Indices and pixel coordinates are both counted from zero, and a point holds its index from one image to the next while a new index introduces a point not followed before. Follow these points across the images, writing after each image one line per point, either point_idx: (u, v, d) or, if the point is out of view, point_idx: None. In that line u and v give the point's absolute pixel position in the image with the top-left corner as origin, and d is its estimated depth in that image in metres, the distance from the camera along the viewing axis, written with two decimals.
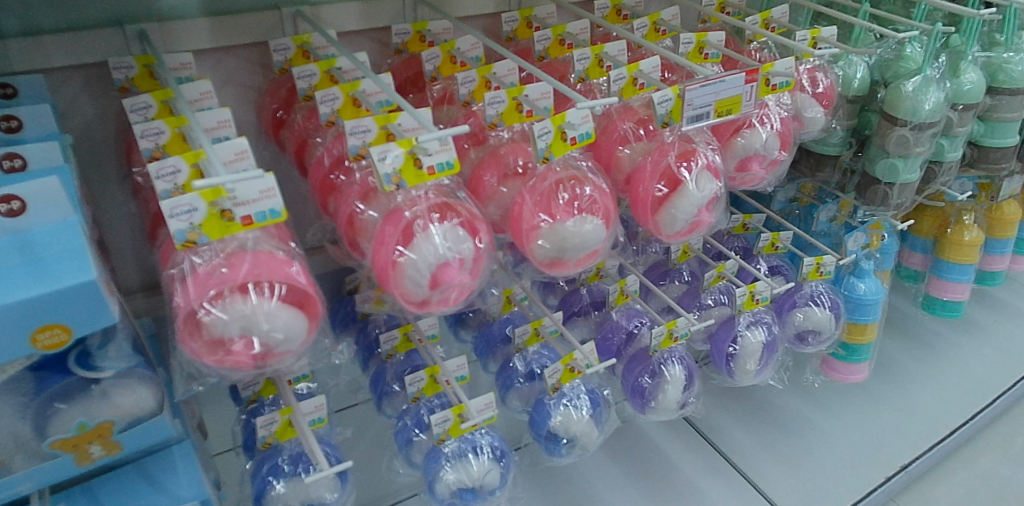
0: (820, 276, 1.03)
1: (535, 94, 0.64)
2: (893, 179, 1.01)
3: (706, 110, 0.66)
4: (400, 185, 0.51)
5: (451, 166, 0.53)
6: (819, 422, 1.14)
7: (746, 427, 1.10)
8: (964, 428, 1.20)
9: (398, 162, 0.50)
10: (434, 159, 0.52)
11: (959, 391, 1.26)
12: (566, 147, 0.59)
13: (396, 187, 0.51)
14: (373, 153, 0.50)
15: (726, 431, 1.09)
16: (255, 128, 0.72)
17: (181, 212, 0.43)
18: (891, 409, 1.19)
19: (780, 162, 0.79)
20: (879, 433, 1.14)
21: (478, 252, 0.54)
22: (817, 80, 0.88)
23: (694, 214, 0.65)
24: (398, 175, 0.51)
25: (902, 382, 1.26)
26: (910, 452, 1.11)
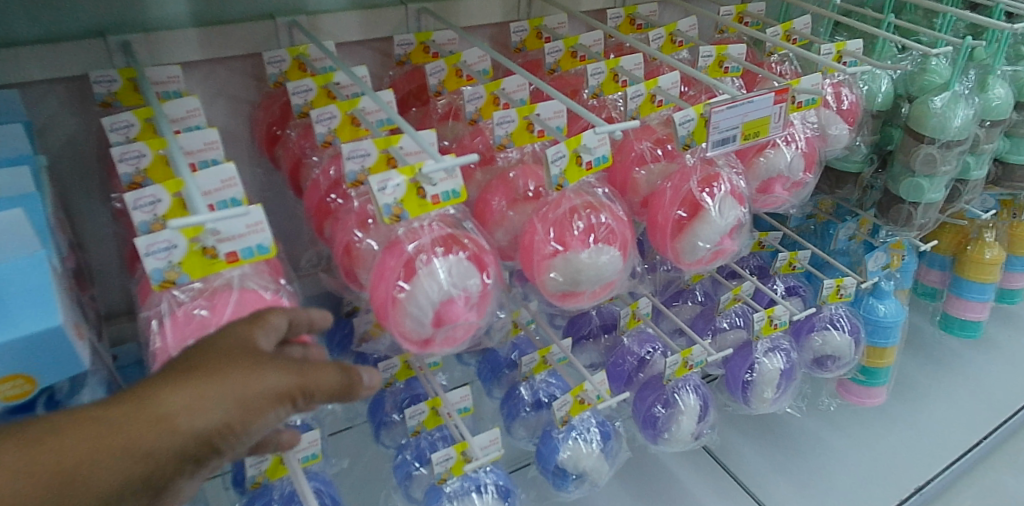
0: (840, 298, 0.99)
1: (547, 113, 0.60)
2: (918, 198, 0.96)
3: (732, 133, 0.61)
4: (402, 216, 0.47)
5: (458, 194, 0.49)
6: (830, 441, 1.10)
7: (755, 443, 1.07)
8: (978, 447, 1.16)
9: (399, 192, 0.46)
10: (439, 187, 0.48)
11: (975, 409, 1.22)
12: (582, 172, 0.55)
13: (397, 218, 0.47)
14: (372, 182, 0.46)
15: (736, 450, 1.05)
16: (247, 143, 0.69)
17: (158, 249, 0.39)
18: (906, 429, 1.15)
19: (803, 184, 0.75)
20: (893, 453, 1.09)
21: (485, 287, 0.49)
22: (842, 96, 0.84)
23: (717, 242, 0.61)
24: (400, 206, 0.47)
25: (917, 399, 1.22)
26: (926, 473, 1.07)
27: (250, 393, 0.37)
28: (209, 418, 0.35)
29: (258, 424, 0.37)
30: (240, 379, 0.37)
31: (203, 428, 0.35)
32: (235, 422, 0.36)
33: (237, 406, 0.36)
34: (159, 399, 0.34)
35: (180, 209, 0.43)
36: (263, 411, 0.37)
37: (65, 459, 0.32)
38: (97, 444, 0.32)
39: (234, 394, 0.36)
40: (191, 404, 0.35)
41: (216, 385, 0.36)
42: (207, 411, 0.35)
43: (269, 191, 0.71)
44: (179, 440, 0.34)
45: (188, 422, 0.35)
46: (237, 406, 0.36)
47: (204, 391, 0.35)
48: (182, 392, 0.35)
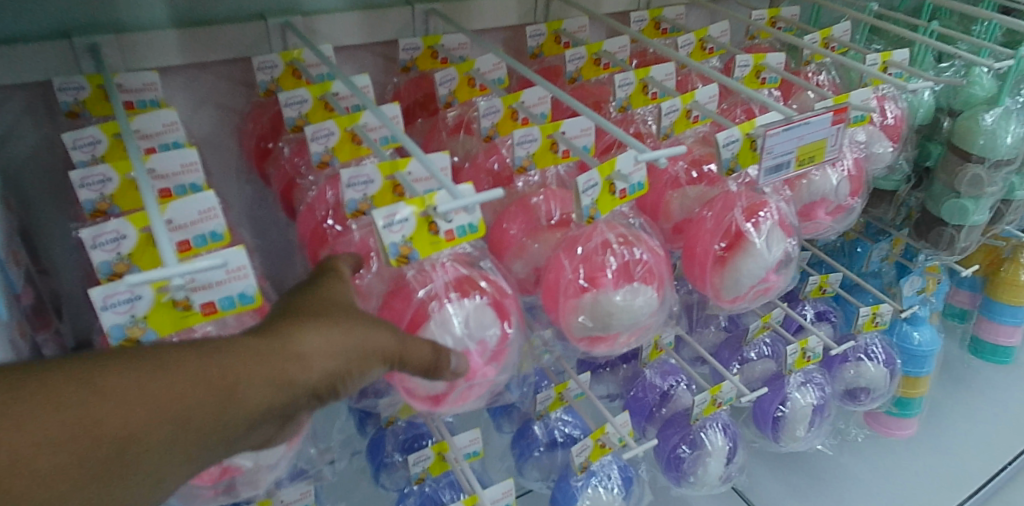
0: (875, 327, 0.92)
1: (574, 131, 0.53)
2: (962, 221, 0.89)
3: (786, 159, 0.54)
4: (411, 256, 0.40)
5: (475, 229, 0.42)
6: (851, 466, 1.01)
7: (773, 469, 0.98)
8: (1004, 471, 1.06)
9: (408, 228, 0.40)
10: (453, 221, 0.41)
11: (1002, 430, 1.13)
12: (615, 202, 0.48)
13: (405, 259, 0.40)
14: (378, 217, 0.39)
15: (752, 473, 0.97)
16: (236, 158, 0.63)
17: (118, 301, 0.32)
18: (937, 455, 1.06)
19: (847, 208, 0.68)
20: (918, 479, 1.01)
21: (506, 338, 0.44)
22: (887, 110, 0.77)
23: (762, 278, 0.54)
24: (409, 244, 0.40)
25: (940, 420, 1.13)
26: (952, 501, 0.99)
27: (373, 343, 0.38)
28: (336, 360, 0.36)
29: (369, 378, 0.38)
30: (360, 333, 0.38)
31: (330, 369, 0.36)
32: (357, 368, 0.37)
33: (360, 353, 0.37)
34: (298, 338, 0.36)
35: (150, 246, 0.37)
36: (380, 362, 0.38)
37: (219, 376, 0.33)
38: (244, 369, 0.34)
39: (361, 338, 0.37)
40: (323, 346, 0.36)
41: (343, 331, 0.37)
42: (331, 355, 0.36)
43: (261, 208, 0.66)
44: (309, 378, 0.35)
45: (318, 363, 0.36)
46: (361, 351, 0.37)
47: (332, 334, 0.37)
48: (314, 331, 0.36)
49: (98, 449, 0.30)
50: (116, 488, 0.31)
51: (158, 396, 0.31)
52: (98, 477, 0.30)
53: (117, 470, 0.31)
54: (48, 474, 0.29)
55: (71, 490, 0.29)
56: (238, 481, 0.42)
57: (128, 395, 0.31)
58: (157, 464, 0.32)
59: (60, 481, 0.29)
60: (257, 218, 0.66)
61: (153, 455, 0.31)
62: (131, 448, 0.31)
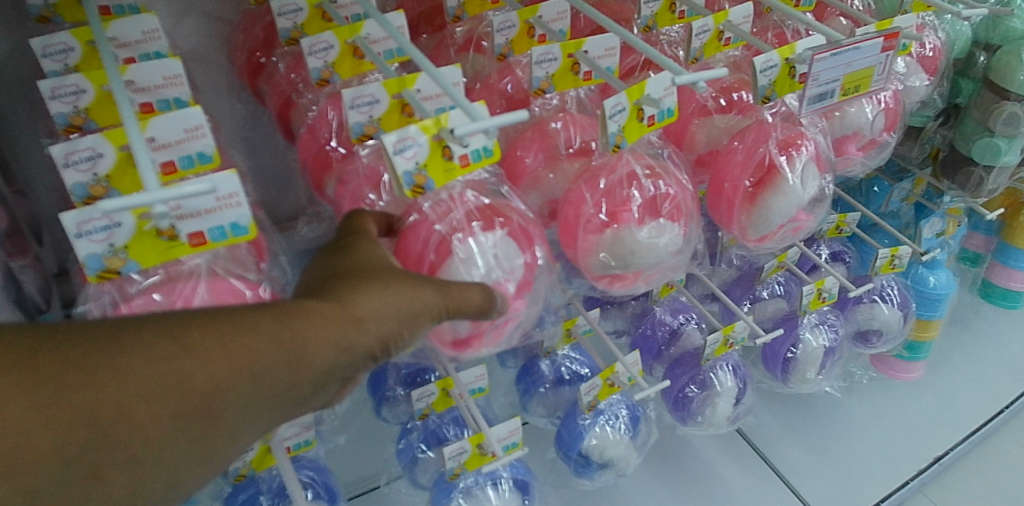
0: (893, 269, 0.89)
1: (598, 50, 0.48)
2: (992, 161, 0.84)
3: (833, 87, 0.50)
4: (426, 186, 0.37)
5: (490, 153, 0.38)
6: (854, 407, 1.00)
7: (774, 408, 0.98)
8: (1000, 414, 1.05)
9: (421, 154, 0.36)
10: (468, 145, 0.37)
11: (1003, 375, 1.12)
12: (644, 130, 0.44)
13: (421, 190, 0.36)
14: (388, 141, 0.35)
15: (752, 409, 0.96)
16: (227, 73, 0.59)
17: (94, 228, 0.29)
18: (941, 399, 1.05)
19: (881, 144, 0.64)
20: (915, 420, 1.00)
21: (532, 273, 0.40)
22: (927, 40, 0.72)
23: (792, 216, 0.51)
24: (423, 173, 0.36)
25: (942, 364, 1.11)
26: (946, 440, 0.99)
27: (430, 301, 0.35)
28: (399, 318, 0.34)
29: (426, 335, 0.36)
30: (422, 291, 0.35)
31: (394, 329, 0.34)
32: (417, 326, 0.35)
33: (419, 311, 0.35)
34: (361, 298, 0.33)
35: (129, 167, 0.34)
36: (439, 318, 0.35)
37: (291, 336, 0.31)
38: (309, 329, 0.31)
39: (426, 295, 0.35)
40: (387, 305, 0.33)
41: (399, 291, 0.34)
42: (395, 314, 0.34)
43: (255, 130, 0.62)
44: (374, 338, 0.33)
45: (380, 323, 0.33)
46: (426, 308, 0.35)
47: (391, 292, 0.34)
48: (370, 292, 0.34)
49: (187, 405, 0.28)
50: (202, 444, 0.29)
51: (232, 355, 0.29)
52: (183, 434, 0.29)
53: (206, 428, 0.29)
54: (135, 430, 0.27)
55: (157, 447, 0.28)
56: None
57: (204, 353, 0.29)
58: (241, 422, 0.30)
59: (152, 437, 0.28)
60: (252, 141, 0.62)
61: (236, 414, 0.30)
62: (217, 404, 0.29)
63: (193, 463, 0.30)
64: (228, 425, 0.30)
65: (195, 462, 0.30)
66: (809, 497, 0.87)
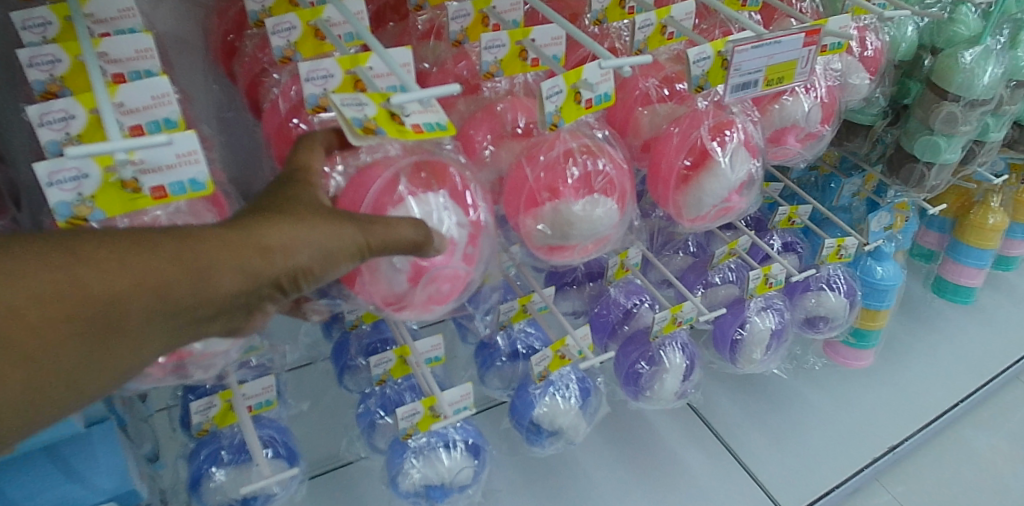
0: (839, 259, 0.94)
1: (543, 38, 0.52)
2: (933, 158, 0.87)
3: (755, 77, 0.56)
4: (376, 131, 0.39)
5: (443, 127, 0.42)
6: (808, 395, 1.04)
7: (732, 394, 1.02)
8: (953, 409, 1.09)
9: (370, 109, 0.40)
10: (417, 117, 0.41)
11: (954, 368, 1.16)
12: (580, 111, 0.49)
13: (371, 131, 0.39)
14: (337, 98, 0.39)
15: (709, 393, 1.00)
16: (202, 54, 0.62)
17: (65, 178, 0.32)
18: (893, 388, 1.09)
19: (819, 136, 0.67)
20: (867, 409, 1.04)
21: (473, 228, 0.44)
22: (868, 41, 0.76)
23: (723, 199, 0.55)
24: (373, 121, 0.40)
25: (896, 356, 1.16)
26: (902, 431, 1.02)
27: (347, 239, 0.38)
28: (309, 252, 0.37)
29: (340, 272, 0.39)
30: (333, 227, 0.38)
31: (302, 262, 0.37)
32: (331, 262, 0.38)
33: (334, 246, 0.38)
34: (268, 230, 0.37)
35: (98, 128, 0.37)
36: (354, 256, 0.39)
37: (192, 258, 0.34)
38: (218, 254, 0.35)
39: (339, 232, 0.38)
40: (293, 238, 0.37)
41: (313, 228, 0.38)
42: (304, 247, 0.37)
43: (229, 111, 0.65)
44: (278, 267, 0.37)
45: (290, 254, 0.37)
46: (339, 245, 0.38)
47: (304, 227, 0.37)
48: (284, 227, 0.37)
49: (86, 309, 0.32)
50: (98, 349, 0.33)
51: (135, 270, 0.33)
52: (83, 338, 0.32)
53: (102, 335, 0.33)
54: (30, 328, 0.31)
55: (58, 347, 0.32)
56: (191, 364, 0.43)
57: (103, 266, 0.32)
58: (140, 332, 0.34)
59: (46, 337, 0.31)
60: (227, 121, 0.65)
61: (135, 325, 0.34)
62: (112, 311, 0.33)
63: (94, 366, 0.34)
64: (124, 334, 0.33)
65: (95, 364, 0.33)
66: (763, 478, 0.91)
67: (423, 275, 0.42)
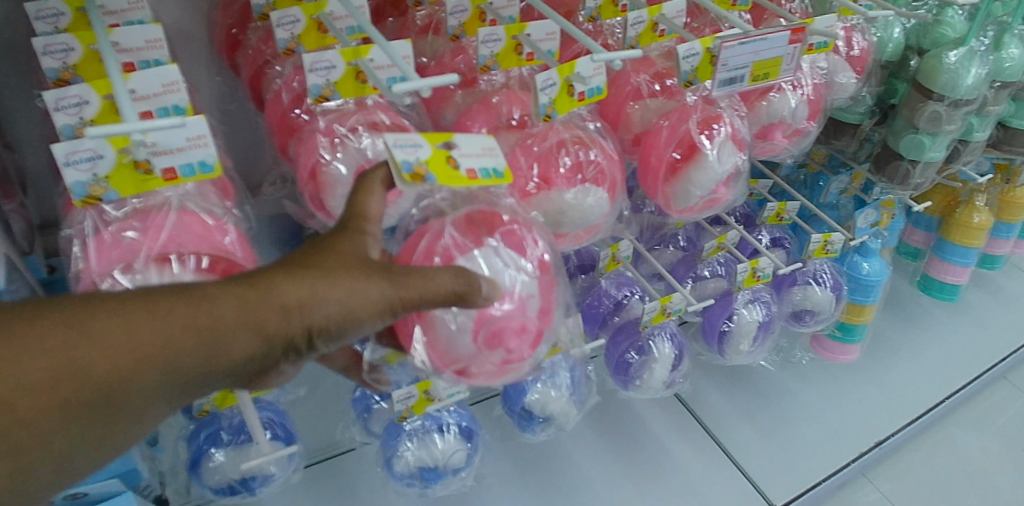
0: (826, 254, 0.96)
1: (539, 34, 0.54)
2: (918, 156, 0.88)
3: (741, 73, 0.58)
4: (426, 177, 0.40)
5: (497, 175, 0.43)
6: (796, 390, 1.06)
7: (722, 387, 1.03)
8: (939, 406, 1.11)
9: (424, 154, 0.41)
10: (472, 164, 0.42)
11: (938, 365, 1.18)
12: (573, 103, 0.50)
13: (420, 177, 0.40)
14: (393, 140, 0.40)
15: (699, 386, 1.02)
16: (206, 46, 0.64)
17: (81, 158, 0.34)
18: (880, 383, 1.11)
19: (805, 132, 0.69)
20: (853, 403, 1.07)
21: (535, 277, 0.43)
22: (854, 41, 0.78)
23: (712, 190, 0.57)
24: (425, 167, 0.40)
25: (885, 353, 1.17)
26: (887, 427, 1.04)
27: (373, 294, 0.37)
28: (335, 306, 0.37)
29: (368, 325, 0.38)
30: (356, 282, 0.37)
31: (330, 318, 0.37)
32: (359, 318, 0.37)
33: (359, 302, 0.37)
34: (284, 289, 0.36)
35: (111, 114, 0.39)
36: (381, 309, 0.38)
37: (200, 324, 0.35)
38: (232, 314, 0.35)
39: (368, 284, 0.37)
40: (310, 298, 0.36)
41: (336, 284, 0.37)
42: (322, 304, 0.36)
43: (232, 102, 0.66)
44: (293, 327, 0.36)
45: (307, 312, 0.36)
46: (370, 298, 0.37)
47: (329, 282, 0.36)
48: (304, 284, 0.36)
49: (92, 386, 0.33)
50: (111, 414, 0.35)
51: (139, 342, 0.34)
52: (93, 405, 0.34)
53: (113, 403, 0.35)
54: (40, 407, 0.33)
55: (70, 419, 0.34)
56: None
57: (109, 343, 0.34)
58: (151, 397, 0.36)
59: (59, 413, 0.33)
60: (229, 111, 0.67)
61: (144, 391, 0.35)
62: (119, 384, 0.34)
63: (108, 425, 0.36)
64: (135, 401, 0.35)
65: (112, 425, 0.36)
66: (751, 470, 0.93)
67: (494, 333, 0.41)
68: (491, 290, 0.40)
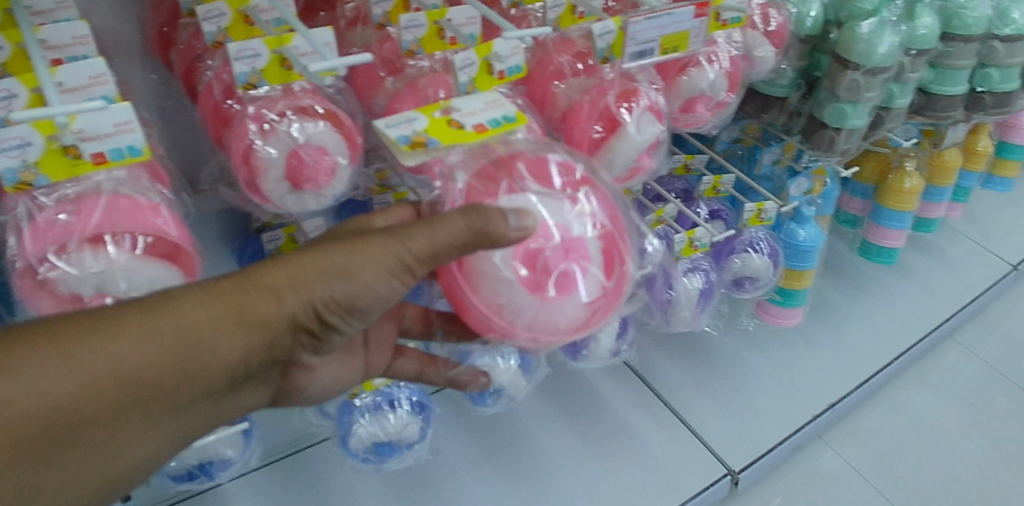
0: (760, 222, 1.01)
1: (460, 19, 0.57)
2: (840, 124, 0.92)
3: (651, 46, 0.63)
4: (429, 142, 0.48)
5: (505, 120, 0.51)
6: (749, 359, 1.10)
7: (677, 362, 1.07)
8: (888, 367, 1.14)
9: (421, 125, 0.49)
10: (473, 119, 0.50)
11: (888, 325, 1.21)
12: (493, 82, 0.55)
13: (423, 143, 0.48)
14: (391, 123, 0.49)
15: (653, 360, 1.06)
16: (140, 47, 0.65)
17: (10, 146, 0.37)
18: (831, 348, 1.15)
19: (726, 104, 0.73)
20: (804, 368, 1.10)
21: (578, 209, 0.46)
22: (769, 16, 0.82)
23: (634, 159, 0.60)
24: (425, 133, 0.49)
25: (835, 317, 1.21)
26: (839, 389, 1.08)
27: (370, 257, 0.43)
28: (332, 281, 0.42)
29: (365, 291, 0.43)
30: (341, 254, 0.43)
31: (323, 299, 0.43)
32: (360, 282, 0.43)
33: (352, 268, 0.43)
34: (266, 275, 0.42)
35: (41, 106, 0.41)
36: (376, 270, 0.43)
37: (198, 318, 0.40)
38: (225, 304, 0.40)
39: (357, 259, 0.43)
40: (293, 276, 0.42)
41: (323, 259, 0.43)
42: (308, 280, 0.42)
43: (169, 100, 0.67)
44: (285, 304, 0.42)
45: (298, 288, 0.42)
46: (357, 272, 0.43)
47: (316, 264, 0.43)
48: (286, 269, 0.43)
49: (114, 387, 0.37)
50: (130, 415, 0.38)
51: (149, 341, 0.38)
52: (114, 404, 0.37)
53: (130, 403, 0.38)
54: (64, 414, 0.36)
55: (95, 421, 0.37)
56: None
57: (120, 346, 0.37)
58: (165, 393, 0.39)
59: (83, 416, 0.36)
60: (167, 109, 0.68)
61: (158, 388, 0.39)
62: (138, 380, 0.38)
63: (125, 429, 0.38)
64: (151, 399, 0.39)
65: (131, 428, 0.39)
66: (710, 439, 0.96)
67: (553, 268, 0.44)
68: (528, 215, 0.43)
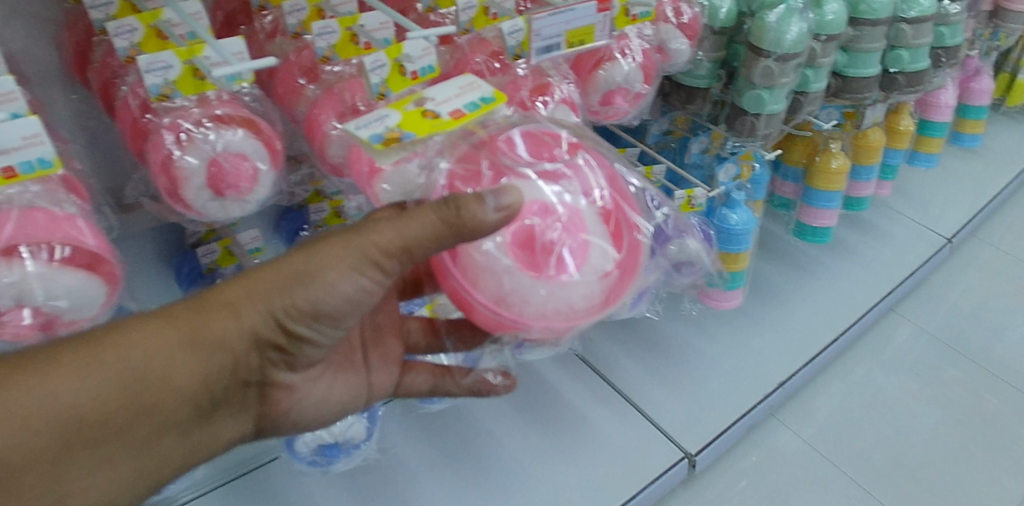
0: (692, 209, 1.05)
1: (371, 24, 0.60)
2: (760, 109, 0.97)
3: (557, 41, 0.66)
4: (405, 134, 0.51)
5: (483, 104, 0.54)
6: (699, 345, 1.12)
7: (630, 354, 1.09)
8: (836, 342, 1.18)
9: (395, 121, 0.52)
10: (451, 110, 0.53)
11: (832, 303, 1.25)
12: (406, 82, 0.58)
13: (398, 137, 0.50)
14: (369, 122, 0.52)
15: (604, 352, 1.08)
16: (58, 69, 0.66)
17: None
18: (777, 328, 1.18)
19: (643, 95, 0.77)
20: (753, 349, 1.13)
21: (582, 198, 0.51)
22: (681, 11, 0.85)
23: None
24: (400, 127, 0.51)
25: (778, 298, 1.25)
26: (789, 367, 1.10)
27: (341, 256, 0.47)
28: (298, 288, 0.47)
29: (336, 291, 0.47)
30: (309, 260, 0.47)
31: (293, 301, 0.47)
32: (332, 280, 0.47)
33: (320, 271, 0.47)
34: (226, 296, 0.47)
35: None
36: (350, 268, 0.47)
37: (154, 346, 0.45)
38: (177, 331, 0.46)
39: (332, 259, 0.47)
40: (251, 296, 0.47)
41: (290, 265, 0.47)
42: (269, 292, 0.47)
43: (92, 119, 0.69)
44: (245, 322, 0.47)
45: (263, 297, 0.47)
46: (336, 271, 0.47)
47: (280, 276, 0.47)
48: (247, 285, 0.48)
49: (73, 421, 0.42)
50: (94, 440, 0.43)
51: (115, 372, 0.43)
52: (80, 431, 0.42)
53: (93, 429, 0.43)
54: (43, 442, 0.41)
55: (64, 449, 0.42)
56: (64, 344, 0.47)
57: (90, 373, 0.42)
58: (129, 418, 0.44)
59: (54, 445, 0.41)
60: (91, 128, 0.69)
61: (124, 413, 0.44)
62: (98, 411, 0.43)
63: (93, 453, 0.44)
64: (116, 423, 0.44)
65: (105, 448, 0.44)
66: (665, 425, 0.98)
67: (551, 247, 0.48)
68: (507, 193, 0.45)
